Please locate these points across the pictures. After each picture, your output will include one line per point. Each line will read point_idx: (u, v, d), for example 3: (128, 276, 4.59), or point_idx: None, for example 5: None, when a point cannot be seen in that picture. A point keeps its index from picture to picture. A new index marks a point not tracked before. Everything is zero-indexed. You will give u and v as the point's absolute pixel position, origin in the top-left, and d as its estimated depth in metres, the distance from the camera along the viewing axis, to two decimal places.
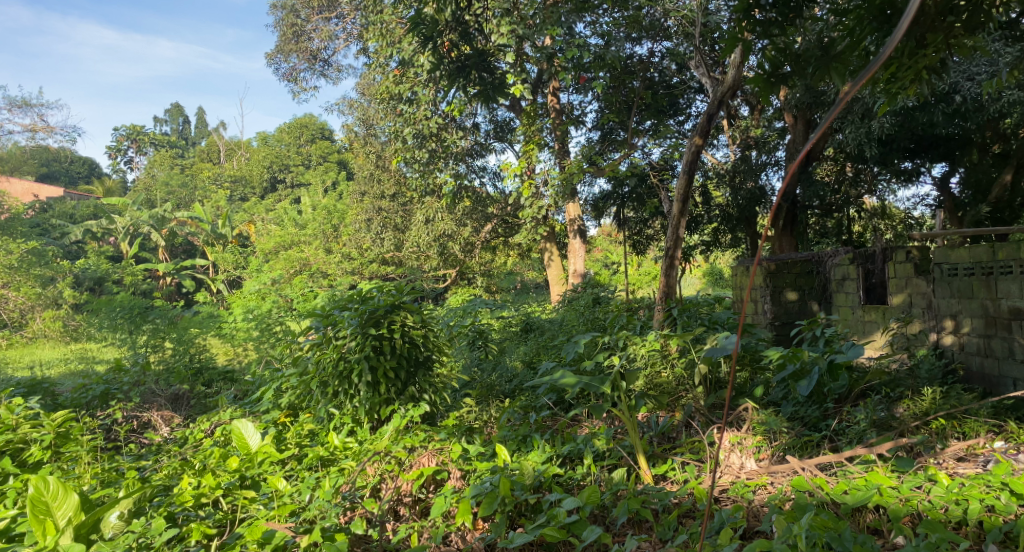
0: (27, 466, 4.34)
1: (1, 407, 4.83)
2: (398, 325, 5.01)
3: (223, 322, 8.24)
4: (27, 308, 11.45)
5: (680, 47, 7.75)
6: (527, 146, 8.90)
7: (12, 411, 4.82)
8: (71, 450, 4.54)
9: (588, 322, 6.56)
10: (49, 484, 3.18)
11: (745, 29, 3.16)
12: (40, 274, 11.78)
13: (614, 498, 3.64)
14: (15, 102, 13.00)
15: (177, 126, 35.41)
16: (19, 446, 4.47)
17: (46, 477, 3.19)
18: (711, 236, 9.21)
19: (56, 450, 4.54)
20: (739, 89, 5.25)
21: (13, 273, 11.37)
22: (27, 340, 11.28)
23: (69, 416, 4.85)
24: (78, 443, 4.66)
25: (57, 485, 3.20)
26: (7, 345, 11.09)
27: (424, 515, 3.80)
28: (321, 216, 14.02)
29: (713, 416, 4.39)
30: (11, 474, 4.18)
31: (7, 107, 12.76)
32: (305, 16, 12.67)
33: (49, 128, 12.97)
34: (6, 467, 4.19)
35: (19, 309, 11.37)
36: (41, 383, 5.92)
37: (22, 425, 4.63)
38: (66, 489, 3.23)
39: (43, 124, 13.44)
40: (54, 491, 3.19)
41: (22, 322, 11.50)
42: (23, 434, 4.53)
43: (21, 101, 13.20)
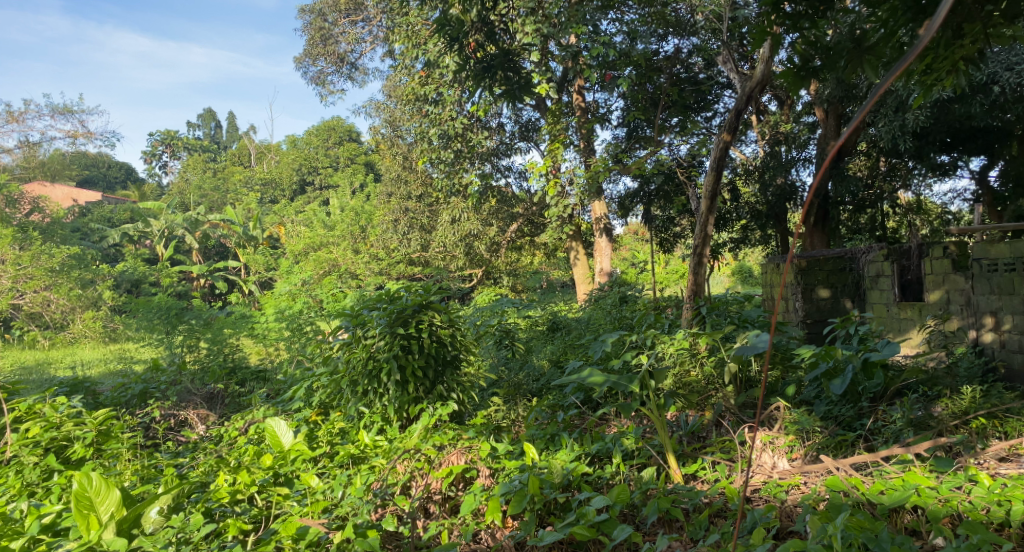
0: (71, 463, 4.44)
1: (46, 406, 4.92)
2: (426, 324, 5.03)
3: (255, 322, 8.34)
4: (68, 309, 11.73)
5: (709, 42, 7.66)
6: (553, 145, 8.86)
7: (56, 409, 4.92)
8: (112, 447, 4.61)
9: (615, 321, 6.53)
10: (92, 480, 3.22)
11: (775, 23, 3.12)
12: (80, 276, 12.04)
13: (644, 497, 3.63)
14: (57, 109, 13.23)
15: (210, 131, 36.00)
16: (63, 444, 4.58)
17: (89, 474, 3.23)
18: (740, 233, 9.15)
19: (98, 447, 4.62)
20: (769, 84, 5.18)
21: (55, 276, 11.64)
22: (69, 340, 11.55)
23: (110, 414, 4.95)
24: (120, 441, 4.74)
25: (100, 482, 3.24)
26: (51, 345, 11.37)
27: (454, 512, 3.84)
28: (349, 217, 14.10)
29: (744, 414, 4.37)
30: (56, 470, 4.28)
31: (51, 113, 13.01)
32: (333, 20, 12.79)
33: (90, 134, 13.14)
34: (51, 465, 4.29)
35: (61, 310, 11.65)
36: (83, 382, 6.04)
37: (66, 423, 4.73)
38: (108, 485, 3.27)
39: (85, 130, 13.66)
40: (97, 487, 3.24)
41: (64, 323, 11.78)
42: (66, 432, 4.64)
43: (63, 107, 13.47)
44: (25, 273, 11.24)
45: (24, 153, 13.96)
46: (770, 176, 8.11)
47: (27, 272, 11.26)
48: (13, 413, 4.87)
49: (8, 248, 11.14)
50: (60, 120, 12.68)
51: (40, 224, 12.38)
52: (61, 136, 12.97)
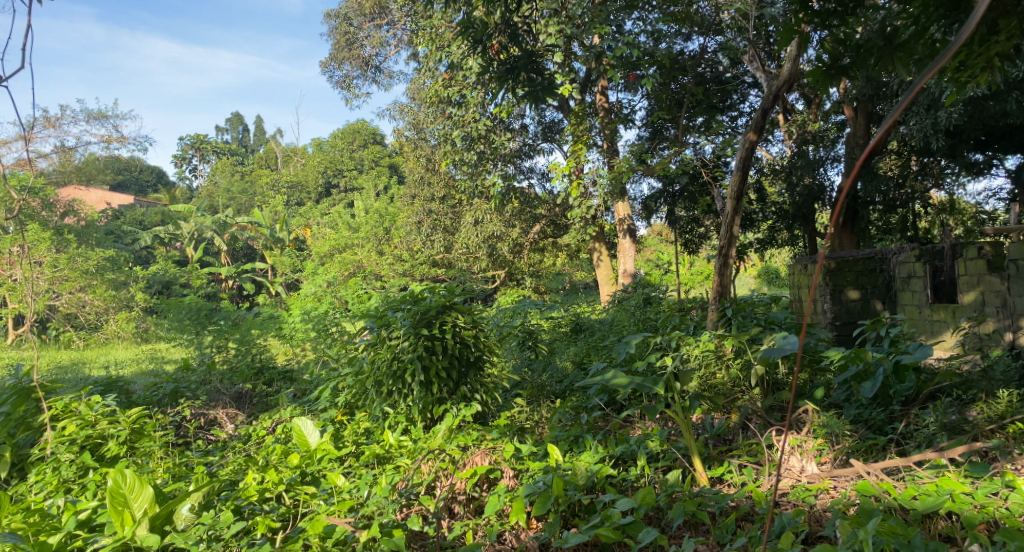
0: (105, 460, 4.51)
1: (81, 404, 4.99)
2: (450, 325, 5.04)
3: (283, 323, 8.42)
4: (102, 311, 11.94)
5: (734, 41, 7.60)
6: (576, 146, 8.81)
7: (91, 407, 4.98)
8: (145, 445, 4.66)
9: (640, 322, 6.50)
10: (127, 477, 3.33)
11: (802, 21, 3.08)
12: (113, 277, 12.25)
13: (670, 500, 3.60)
14: (92, 114, 13.46)
15: (238, 134, 36.45)
16: (98, 441, 4.66)
17: (123, 471, 3.33)
18: (766, 234, 9.05)
19: (132, 445, 4.67)
20: (797, 82, 5.11)
21: (90, 277, 11.84)
22: (102, 341, 11.76)
23: (143, 413, 5.01)
24: (152, 439, 4.78)
25: (134, 478, 3.34)
26: (85, 345, 11.58)
27: (479, 513, 3.83)
28: (373, 219, 14.18)
29: (771, 417, 4.32)
30: (92, 468, 4.35)
31: (86, 119, 13.24)
32: (358, 24, 12.90)
33: (123, 138, 13.32)
34: (86, 462, 4.36)
35: (94, 312, 11.85)
36: (117, 381, 6.11)
37: (101, 421, 4.80)
38: (141, 482, 3.37)
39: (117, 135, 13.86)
40: (131, 484, 3.34)
41: (98, 324, 11.99)
42: (101, 430, 4.72)
43: (98, 112, 13.67)
44: (63, 274, 11.39)
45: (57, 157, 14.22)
46: (797, 176, 7.99)
47: (64, 273, 11.41)
48: (50, 410, 4.94)
49: (46, 251, 11.23)
50: (94, 125, 12.87)
51: (76, 227, 12.62)
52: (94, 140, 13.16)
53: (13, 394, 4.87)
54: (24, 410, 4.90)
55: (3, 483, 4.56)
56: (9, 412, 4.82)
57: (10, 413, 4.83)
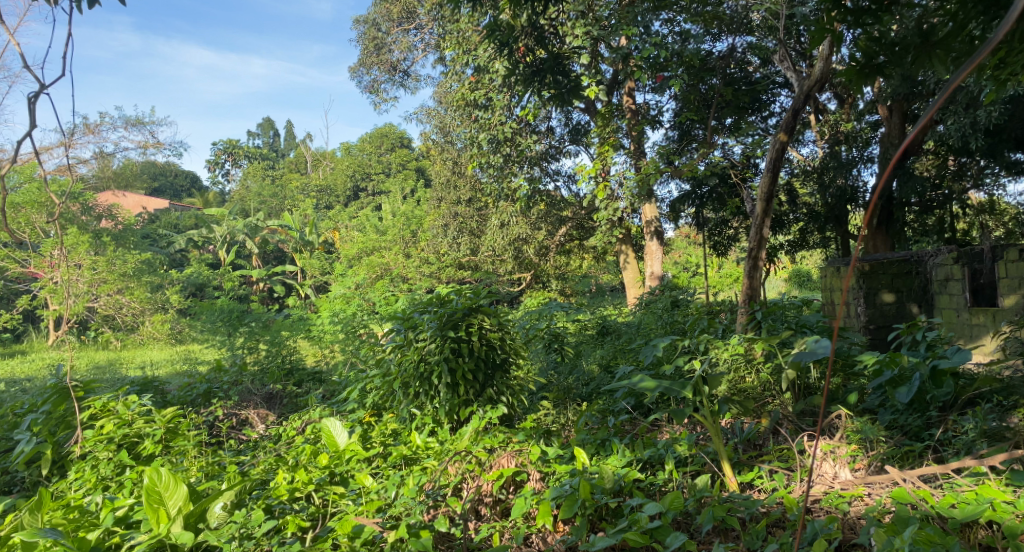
0: (142, 459, 4.56)
1: (119, 403, 5.06)
2: (476, 327, 5.05)
3: (312, 325, 8.49)
4: (138, 313, 12.14)
5: (764, 41, 7.50)
6: (603, 148, 8.76)
7: (128, 407, 5.04)
8: (179, 444, 4.71)
9: (667, 325, 6.43)
10: (161, 475, 3.42)
11: (835, 19, 3.03)
12: (150, 280, 12.46)
13: (698, 505, 3.56)
14: (130, 121, 13.73)
15: (269, 139, 36.95)
16: (134, 440, 4.73)
17: (159, 469, 3.43)
18: (797, 235, 8.93)
19: (167, 444, 4.74)
20: (828, 82, 5.03)
21: (127, 280, 12.04)
22: (138, 341, 11.96)
23: (178, 412, 5.06)
24: (186, 438, 4.83)
25: (169, 476, 3.43)
26: (122, 346, 11.81)
27: (505, 515, 3.84)
28: (400, 222, 14.25)
29: (803, 422, 4.26)
30: (128, 466, 4.43)
31: (125, 125, 13.52)
32: (386, 29, 13.00)
33: (159, 144, 13.57)
34: (123, 460, 4.44)
35: (131, 314, 12.06)
36: (152, 381, 6.20)
37: (137, 420, 4.87)
38: (176, 480, 3.45)
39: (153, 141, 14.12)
40: (166, 482, 3.43)
41: (134, 325, 12.20)
42: (137, 429, 4.77)
43: (135, 119, 13.93)
44: (100, 276, 11.64)
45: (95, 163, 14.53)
46: (830, 177, 7.85)
47: (102, 276, 11.67)
48: (88, 410, 5.02)
49: (86, 253, 11.51)
50: (131, 131, 13.12)
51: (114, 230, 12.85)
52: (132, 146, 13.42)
53: (54, 393, 4.93)
54: (64, 408, 4.96)
55: (44, 480, 4.64)
56: (51, 412, 4.90)
57: (51, 412, 4.90)
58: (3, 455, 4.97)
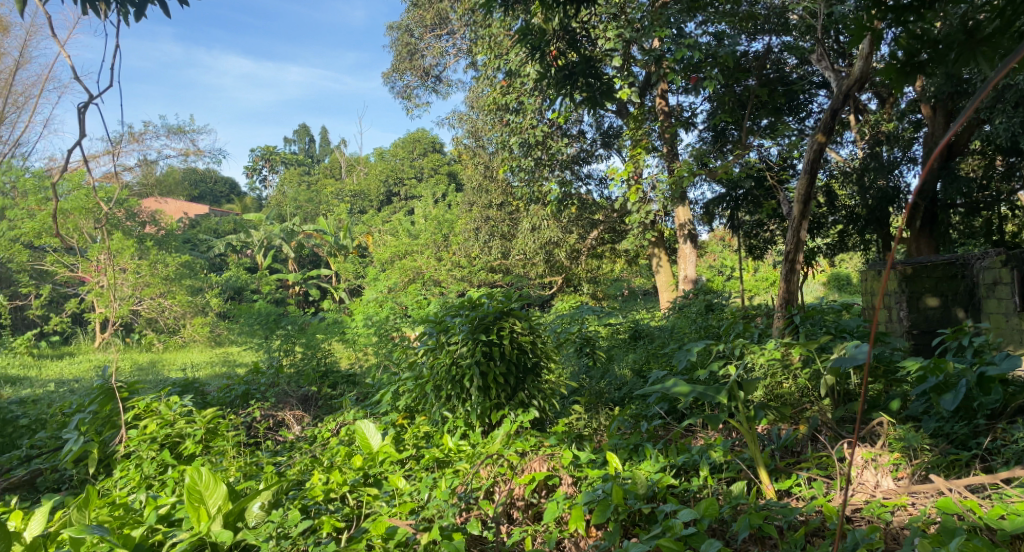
0: (183, 459, 4.64)
1: (161, 404, 5.13)
2: (507, 331, 5.02)
3: (347, 328, 8.54)
4: (179, 315, 12.34)
5: (801, 41, 7.37)
6: (635, 150, 8.70)
7: (170, 407, 5.11)
8: (219, 444, 4.77)
9: (701, 329, 6.35)
10: (202, 474, 3.45)
11: (876, 16, 2.95)
12: (190, 284, 12.66)
13: (734, 512, 3.50)
14: (172, 129, 14.02)
15: (305, 145, 37.44)
16: (176, 440, 4.80)
17: (200, 469, 3.46)
18: (836, 238, 8.76)
19: (207, 444, 4.79)
20: (868, 81, 4.92)
21: (170, 284, 12.23)
22: (180, 343, 12.19)
23: (218, 413, 5.11)
24: (226, 439, 4.88)
25: (209, 476, 3.45)
26: (164, 348, 12.03)
27: (537, 519, 3.82)
28: (432, 226, 14.31)
29: (842, 429, 4.17)
30: (171, 465, 4.51)
31: (166, 133, 13.82)
32: (419, 34, 13.05)
33: (200, 151, 13.82)
34: (166, 459, 4.52)
35: (173, 316, 12.26)
36: (193, 383, 6.28)
37: (179, 420, 4.94)
38: (216, 480, 3.47)
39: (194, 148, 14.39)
40: (206, 482, 3.45)
41: (175, 328, 12.42)
42: (179, 429, 4.85)
43: (176, 127, 14.23)
44: (144, 280, 11.79)
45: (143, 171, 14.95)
46: (870, 178, 7.68)
47: (145, 279, 11.87)
48: (133, 410, 5.11)
49: (131, 258, 11.73)
50: (174, 139, 13.40)
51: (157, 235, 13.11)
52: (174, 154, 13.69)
53: (101, 393, 5.04)
54: (109, 408, 5.06)
55: (90, 478, 4.77)
56: (98, 412, 4.99)
57: (98, 412, 5.00)
58: (52, 454, 5.09)
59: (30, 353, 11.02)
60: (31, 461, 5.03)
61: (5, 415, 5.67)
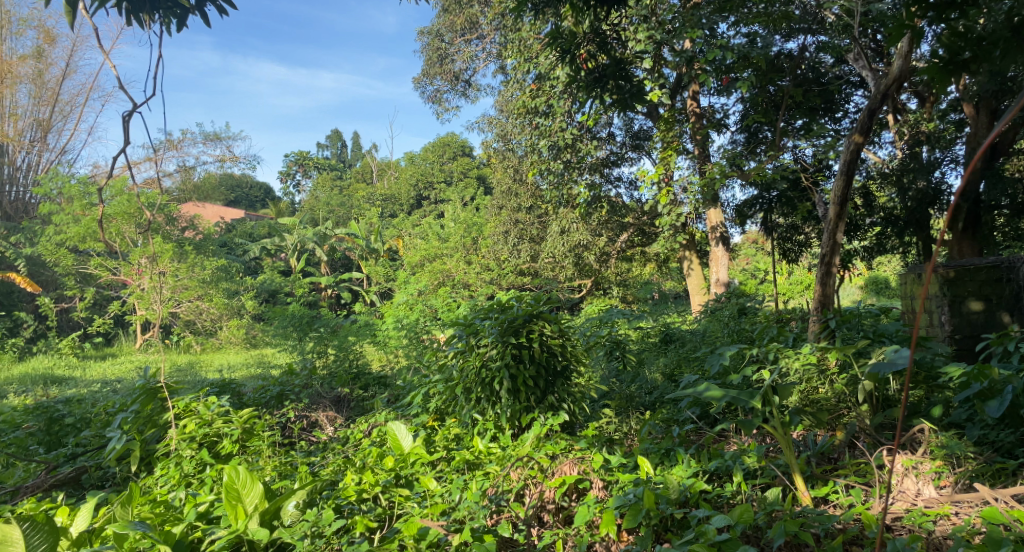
0: (221, 458, 4.71)
1: (199, 404, 5.20)
2: (536, 334, 4.99)
3: (378, 330, 8.59)
4: (216, 317, 12.51)
5: (838, 40, 7.25)
6: (665, 153, 8.64)
7: (207, 407, 5.18)
8: (255, 444, 4.82)
9: (734, 333, 6.27)
10: (240, 473, 3.49)
11: (916, 14, 2.89)
12: (226, 287, 12.85)
13: (769, 519, 3.45)
14: (209, 136, 14.28)
15: (336, 150, 37.83)
16: (213, 439, 4.87)
17: (237, 468, 3.49)
18: (874, 241, 8.57)
19: (243, 444, 4.85)
20: (907, 80, 4.83)
21: (206, 287, 12.41)
22: (217, 346, 12.39)
23: (254, 412, 5.16)
24: (261, 439, 4.93)
25: (246, 475, 3.49)
26: (201, 350, 12.23)
27: (568, 523, 3.80)
28: (461, 229, 14.36)
29: (881, 436, 4.09)
30: (209, 464, 4.57)
31: (203, 140, 14.08)
32: (449, 39, 13.12)
33: (235, 158, 14.05)
34: (204, 458, 4.59)
35: (210, 318, 12.44)
36: (230, 383, 6.37)
37: (216, 420, 5.01)
38: (253, 478, 3.52)
39: (230, 153, 14.63)
40: (243, 480, 3.49)
41: (212, 330, 12.61)
42: (217, 429, 4.92)
43: (212, 134, 14.49)
44: (183, 283, 12.08)
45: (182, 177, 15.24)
46: (910, 179, 7.49)
47: (184, 283, 12.08)
48: (173, 409, 5.20)
49: (169, 261, 11.94)
50: (211, 146, 13.67)
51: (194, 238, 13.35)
52: (211, 160, 13.95)
53: (143, 393, 5.10)
54: (151, 408, 5.06)
55: (133, 476, 4.87)
56: (139, 411, 5.06)
57: (139, 412, 5.08)
58: (96, 452, 5.20)
59: (74, 354, 11.30)
60: (77, 458, 5.13)
61: (51, 413, 5.80)
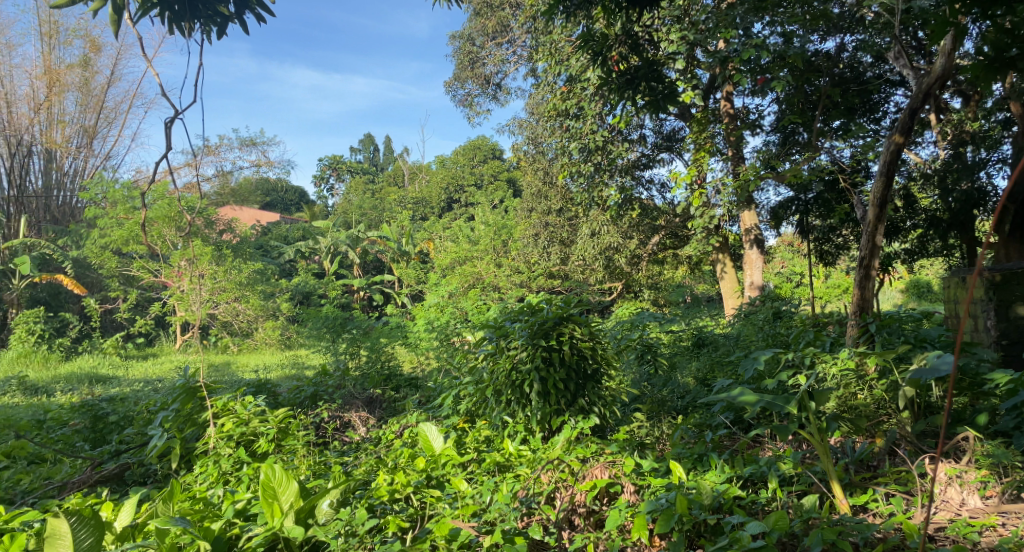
0: (257, 456, 4.76)
1: (236, 403, 5.27)
2: (567, 336, 4.96)
3: (409, 332, 8.62)
4: (252, 319, 12.66)
5: (878, 39, 7.11)
6: (698, 154, 8.55)
7: (244, 407, 5.24)
8: (290, 443, 4.86)
9: (768, 337, 6.17)
10: (276, 471, 3.52)
11: (960, 11, 2.82)
12: (262, 289, 13.01)
13: (806, 526, 3.38)
14: (245, 141, 14.50)
15: (369, 153, 38.17)
16: (251, 438, 4.93)
17: (274, 465, 3.53)
18: (916, 243, 8.38)
19: (279, 443, 4.90)
20: (950, 78, 4.71)
21: (244, 288, 12.59)
22: (253, 347, 12.51)
23: (289, 412, 5.21)
24: (297, 438, 4.97)
25: (282, 473, 3.53)
26: (238, 351, 12.38)
27: (599, 527, 3.77)
28: (491, 231, 14.39)
29: (923, 444, 3.99)
30: (246, 462, 4.62)
31: (240, 145, 14.31)
32: (480, 43, 13.17)
33: (270, 162, 14.26)
34: (241, 456, 4.64)
35: (246, 320, 12.60)
36: (266, 383, 6.45)
37: (253, 419, 5.06)
38: (288, 477, 3.55)
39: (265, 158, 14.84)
40: (280, 478, 3.53)
41: (249, 331, 12.77)
42: (254, 428, 4.99)
43: (248, 139, 14.73)
44: (221, 285, 12.26)
45: (220, 181, 15.52)
46: (953, 181, 7.31)
47: (222, 285, 12.27)
48: (211, 408, 5.27)
49: (208, 264, 12.10)
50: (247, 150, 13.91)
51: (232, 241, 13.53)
52: (247, 164, 14.17)
53: (183, 392, 5.18)
54: (191, 407, 5.24)
55: (173, 473, 4.90)
56: (180, 410, 5.13)
57: (179, 411, 5.16)
58: (138, 449, 5.31)
59: (118, 353, 11.54)
60: (121, 455, 5.24)
61: (96, 411, 5.92)
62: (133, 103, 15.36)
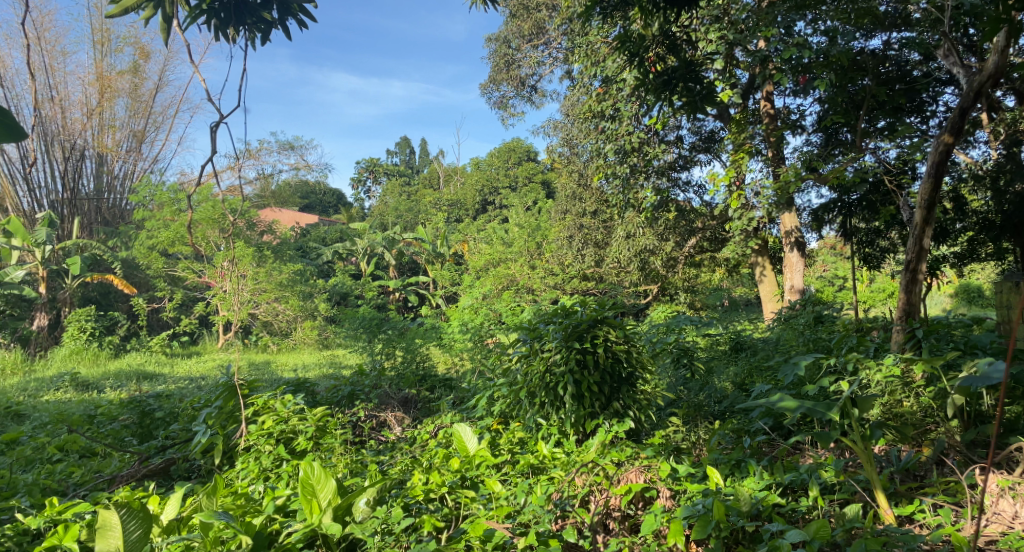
0: (296, 454, 4.80)
1: (274, 401, 5.32)
2: (601, 339, 4.91)
3: (444, 333, 8.63)
4: (291, 318, 12.80)
5: (925, 37, 6.92)
6: (737, 156, 8.43)
7: (284, 405, 5.29)
8: (328, 441, 4.89)
9: (810, 342, 6.04)
10: (315, 468, 3.54)
11: (1013, 9, 2.72)
12: (301, 289, 13.15)
13: (848, 536, 3.29)
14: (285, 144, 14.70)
15: (404, 156, 38.42)
16: (290, 436, 4.97)
17: (313, 463, 3.54)
18: (966, 246, 8.13)
19: (317, 441, 4.93)
20: (1003, 76, 4.56)
21: (283, 289, 12.74)
22: (292, 345, 12.62)
23: (327, 411, 5.24)
24: (335, 436, 5.00)
25: (320, 470, 3.54)
26: (277, 350, 12.51)
27: (634, 532, 3.73)
28: (526, 234, 14.35)
29: (973, 454, 3.87)
30: (285, 459, 4.66)
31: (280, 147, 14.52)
32: (516, 45, 13.15)
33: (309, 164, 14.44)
34: (281, 454, 4.68)
35: (285, 319, 12.74)
36: (303, 382, 6.51)
37: (292, 417, 5.11)
38: (327, 474, 3.56)
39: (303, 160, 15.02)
40: (318, 476, 3.55)
41: (287, 330, 12.90)
42: (293, 426, 5.03)
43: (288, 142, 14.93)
44: (261, 285, 12.44)
45: (261, 184, 15.76)
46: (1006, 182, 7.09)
47: (263, 285, 12.44)
48: (251, 406, 5.32)
49: (249, 265, 12.30)
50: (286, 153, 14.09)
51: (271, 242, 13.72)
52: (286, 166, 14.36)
53: (225, 389, 5.23)
54: (233, 404, 5.28)
55: (217, 468, 4.98)
56: (222, 406, 5.20)
57: (222, 407, 5.22)
58: (183, 445, 5.38)
59: (163, 352, 11.77)
60: (166, 450, 5.32)
61: (143, 407, 6.04)
62: (178, 107, 15.72)
